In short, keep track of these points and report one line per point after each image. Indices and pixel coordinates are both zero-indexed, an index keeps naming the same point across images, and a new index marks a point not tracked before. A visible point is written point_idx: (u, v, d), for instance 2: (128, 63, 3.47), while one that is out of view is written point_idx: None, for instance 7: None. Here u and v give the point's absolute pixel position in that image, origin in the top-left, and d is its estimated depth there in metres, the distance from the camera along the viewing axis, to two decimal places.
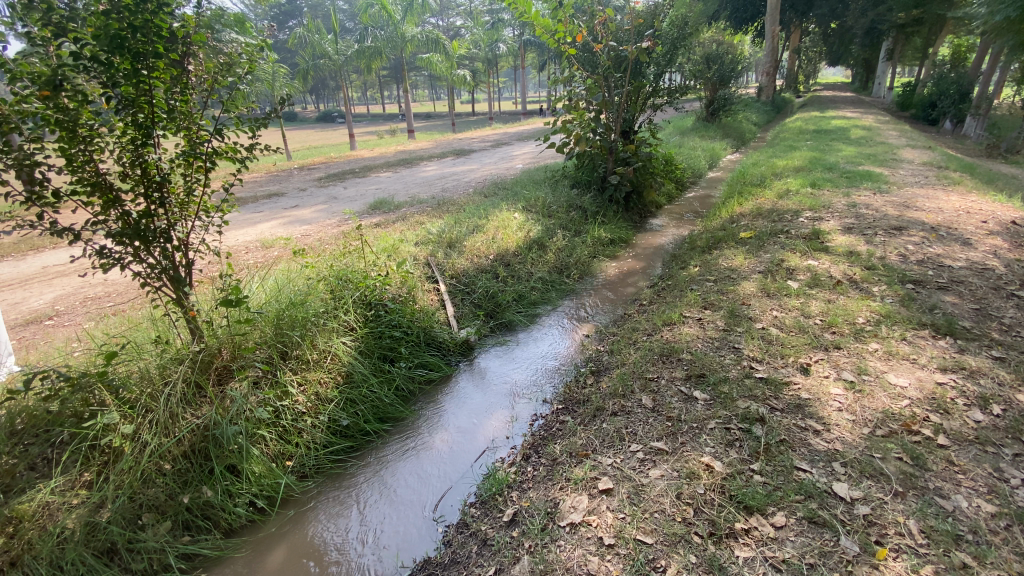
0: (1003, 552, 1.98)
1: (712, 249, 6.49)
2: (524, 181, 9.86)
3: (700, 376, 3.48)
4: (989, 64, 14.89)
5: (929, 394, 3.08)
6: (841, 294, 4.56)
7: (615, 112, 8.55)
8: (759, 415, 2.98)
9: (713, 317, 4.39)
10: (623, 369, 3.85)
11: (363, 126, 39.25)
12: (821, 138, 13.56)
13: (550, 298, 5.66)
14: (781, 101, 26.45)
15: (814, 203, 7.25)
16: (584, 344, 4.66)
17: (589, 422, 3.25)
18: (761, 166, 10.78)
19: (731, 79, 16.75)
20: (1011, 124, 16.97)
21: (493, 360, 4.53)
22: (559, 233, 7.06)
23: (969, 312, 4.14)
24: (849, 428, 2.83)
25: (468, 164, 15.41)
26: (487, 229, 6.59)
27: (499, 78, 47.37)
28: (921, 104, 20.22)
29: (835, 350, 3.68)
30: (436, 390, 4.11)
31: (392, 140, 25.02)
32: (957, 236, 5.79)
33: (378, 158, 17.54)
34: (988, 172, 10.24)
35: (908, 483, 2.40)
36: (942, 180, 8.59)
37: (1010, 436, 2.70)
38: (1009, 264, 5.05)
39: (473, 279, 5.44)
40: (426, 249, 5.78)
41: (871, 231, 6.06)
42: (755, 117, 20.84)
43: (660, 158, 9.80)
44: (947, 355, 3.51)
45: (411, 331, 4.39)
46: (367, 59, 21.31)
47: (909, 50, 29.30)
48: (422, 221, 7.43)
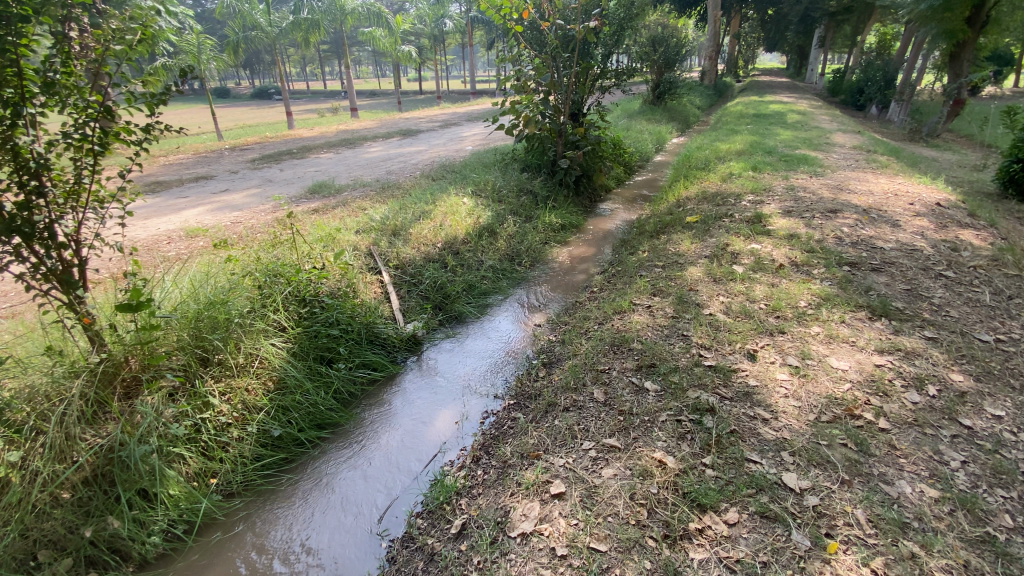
0: (949, 539, 2.06)
1: (661, 233, 6.51)
2: (472, 164, 9.56)
3: (650, 366, 3.43)
4: (911, 52, 15.83)
5: (868, 377, 3.18)
6: (784, 277, 4.65)
7: (563, 94, 8.39)
8: (709, 405, 2.95)
9: (663, 303, 4.36)
10: (574, 360, 3.75)
11: (301, 104, 37.16)
12: (760, 122, 13.99)
13: (500, 287, 5.49)
14: (722, 85, 27.19)
15: (756, 186, 7.42)
16: (535, 335, 4.54)
17: (540, 418, 3.13)
18: (705, 150, 10.97)
19: (676, 62, 16.97)
20: (930, 109, 18.19)
21: (443, 355, 4.33)
22: (510, 218, 6.88)
23: (900, 293, 4.33)
24: (795, 415, 2.86)
25: (414, 145, 14.84)
26: (433, 215, 6.30)
27: (446, 56, 46.08)
28: (850, 90, 21.32)
29: (779, 335, 3.73)
30: (380, 390, 3.87)
31: (333, 119, 23.79)
32: (887, 218, 6.06)
33: (317, 138, 16.57)
34: (910, 155, 10.90)
35: (854, 470, 2.44)
36: (871, 163, 9.04)
37: (945, 417, 2.84)
38: (934, 244, 5.34)
39: (418, 269, 5.18)
40: (367, 237, 5.44)
41: (810, 214, 6.25)
42: (698, 100, 21.26)
43: (608, 140, 9.75)
44: (884, 337, 3.64)
45: (351, 327, 4.11)
46: (304, 32, 20.05)
47: (838, 38, 30.81)
48: (364, 207, 7.02)
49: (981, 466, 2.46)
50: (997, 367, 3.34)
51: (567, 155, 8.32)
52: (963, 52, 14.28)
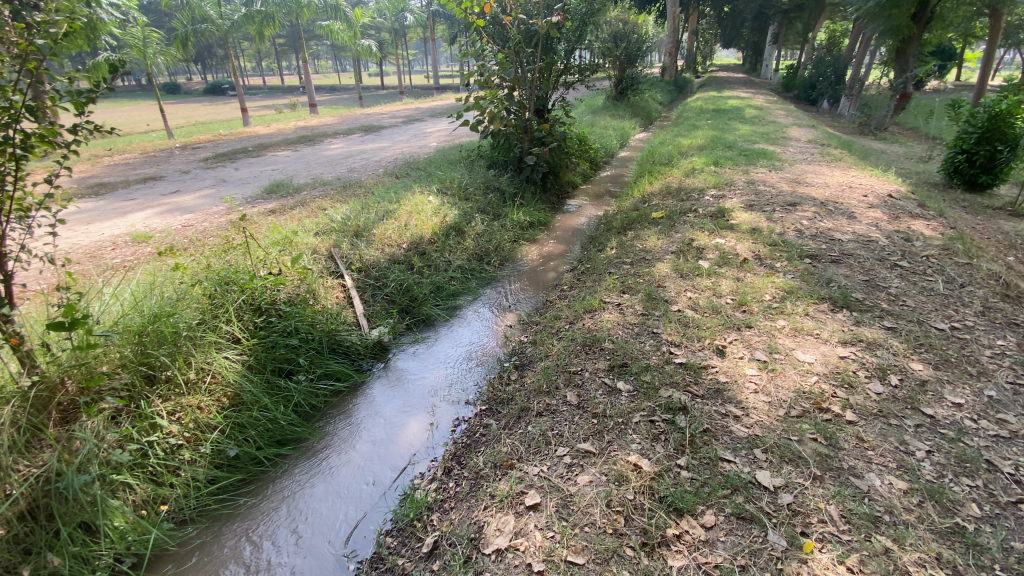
0: (920, 532, 2.11)
1: (628, 229, 6.52)
2: (437, 161, 9.36)
3: (622, 366, 3.39)
4: (860, 48, 16.47)
5: (833, 369, 3.24)
6: (749, 271, 4.72)
7: (528, 90, 8.30)
8: (681, 404, 2.93)
9: (632, 301, 4.35)
10: (546, 362, 3.68)
11: (257, 100, 35.82)
12: (720, 117, 14.27)
13: (469, 287, 5.37)
14: (682, 81, 27.70)
15: (718, 181, 7.55)
16: (505, 336, 4.45)
17: (513, 425, 3.05)
18: (668, 145, 11.10)
19: (638, 58, 17.13)
20: (877, 104, 19.01)
21: (411, 360, 4.19)
22: (477, 217, 6.75)
23: (860, 284, 4.46)
24: (766, 411, 2.87)
25: (376, 142, 14.47)
26: (397, 214, 6.11)
27: (407, 51, 45.28)
28: (803, 85, 22.05)
29: (747, 329, 3.76)
30: (345, 401, 3.71)
31: (291, 116, 22.98)
32: (843, 210, 6.25)
33: (274, 135, 15.95)
34: (861, 148, 11.34)
35: (825, 465, 2.47)
36: (826, 156, 9.34)
37: (908, 407, 2.93)
38: (888, 235, 5.53)
39: (382, 271, 5.01)
40: (328, 240, 5.22)
41: (771, 207, 6.38)
42: (660, 96, 21.55)
43: (574, 136, 9.73)
44: (847, 328, 3.73)
45: (312, 336, 3.92)
46: (258, 25, 19.25)
47: (791, 35, 31.83)
48: (324, 208, 6.75)
49: (945, 456, 2.56)
50: (954, 355, 3.47)
51: (534, 151, 8.24)
52: (908, 47, 14.92)
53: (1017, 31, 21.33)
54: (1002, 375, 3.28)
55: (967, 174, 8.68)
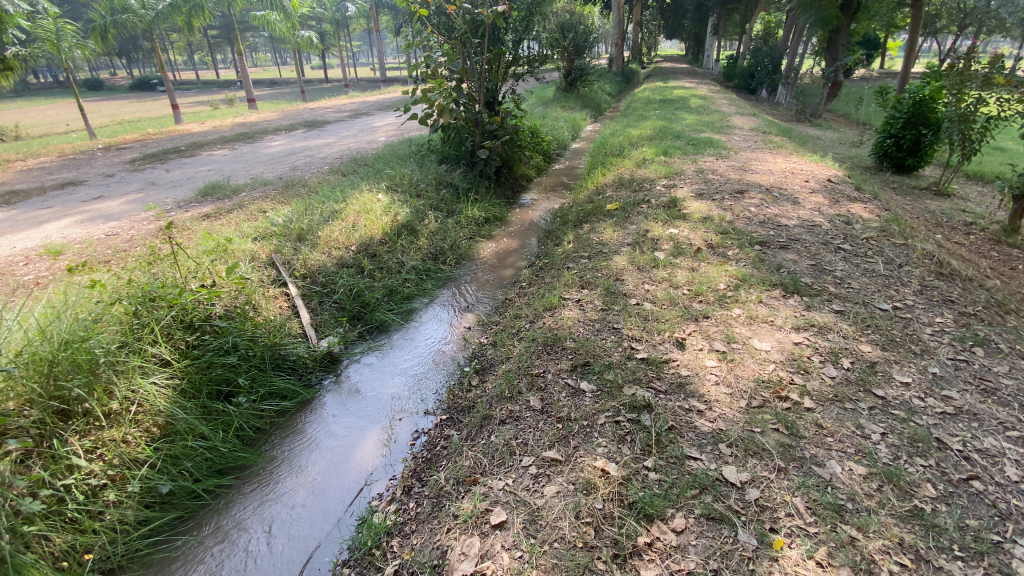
0: (881, 517, 2.13)
1: (584, 223, 6.47)
2: (386, 157, 9.01)
3: (585, 365, 3.30)
4: (794, 38, 17.15)
5: (789, 356, 3.28)
6: (703, 261, 4.75)
7: (476, 82, 8.11)
8: (646, 402, 2.87)
9: (591, 296, 4.29)
10: (508, 365, 3.56)
11: (190, 96, 33.74)
12: (667, 107, 14.52)
13: (424, 289, 5.17)
14: (629, 71, 28.12)
15: (669, 170, 7.63)
16: (464, 339, 4.29)
17: (475, 435, 2.91)
18: (619, 136, 11.17)
19: (585, 49, 17.18)
20: (812, 92, 19.91)
21: (365, 371, 3.99)
22: (430, 214, 6.53)
23: (808, 268, 4.57)
24: (728, 403, 2.85)
25: (320, 138, 13.84)
26: (345, 214, 5.81)
27: (351, 43, 43.77)
28: (743, 75, 22.83)
29: (704, 320, 3.76)
30: (294, 421, 3.46)
31: (227, 112, 21.70)
32: (788, 196, 6.44)
33: (209, 133, 14.98)
34: (800, 135, 11.80)
35: (788, 456, 2.47)
36: (768, 143, 9.64)
37: (861, 390, 3.00)
38: (831, 219, 5.73)
39: (329, 277, 4.73)
40: (268, 246, 4.88)
41: (720, 196, 6.49)
42: (609, 87, 21.75)
43: (526, 129, 9.62)
44: (799, 314, 3.80)
45: (253, 352, 3.64)
46: (186, 16, 18.02)
47: (730, 26, 32.88)
48: (264, 210, 6.33)
49: (899, 436, 2.62)
50: (899, 335, 3.60)
51: (485, 145, 8.06)
52: (837, 37, 16.04)
53: (932, 21, 22.85)
54: (943, 352, 3.42)
55: (896, 158, 9.18)
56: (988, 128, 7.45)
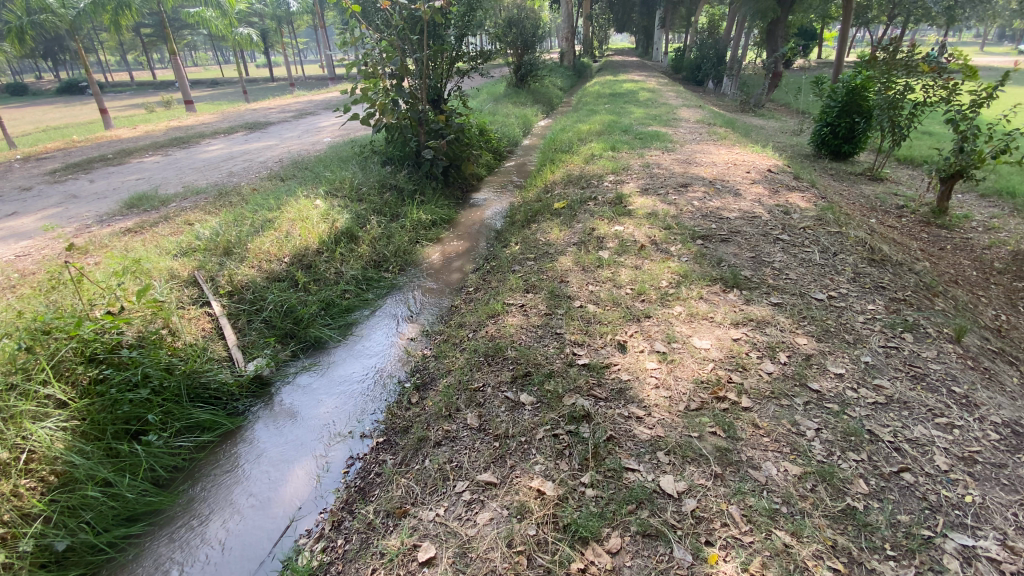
0: (814, 520, 2.13)
1: (532, 222, 6.37)
2: (328, 160, 8.64)
3: (526, 376, 3.17)
4: (736, 30, 17.58)
5: (728, 353, 3.27)
6: (646, 258, 4.73)
7: (417, 79, 7.86)
8: (585, 411, 2.78)
9: (535, 300, 4.18)
10: (448, 379, 3.40)
11: (121, 99, 31.69)
12: (616, 101, 14.61)
13: (365, 300, 4.94)
14: (581, 65, 28.25)
15: (615, 166, 7.63)
16: (406, 352, 4.11)
17: (408, 459, 2.75)
18: (568, 131, 11.13)
19: (534, 44, 17.10)
20: (755, 83, 20.55)
21: (301, 393, 3.76)
22: (372, 219, 6.28)
23: (747, 261, 4.62)
24: (666, 407, 2.81)
25: (262, 140, 13.21)
26: (278, 224, 5.49)
27: (295, 40, 42.16)
28: (690, 67, 23.31)
29: (646, 320, 3.72)
30: (216, 456, 3.22)
31: (163, 116, 20.46)
32: (730, 188, 6.54)
33: (140, 138, 14.05)
34: (743, 125, 12.09)
35: (724, 460, 2.43)
36: (712, 135, 9.80)
37: (797, 384, 3.02)
38: (770, 210, 5.84)
39: (258, 293, 4.45)
40: (190, 262, 4.55)
41: (665, 190, 6.52)
42: (560, 82, 21.74)
43: (473, 126, 9.43)
44: (738, 308, 3.82)
45: (167, 384, 3.35)
46: (112, 14, 16.86)
47: (676, 19, 33.55)
48: (192, 223, 5.92)
49: (833, 431, 2.64)
50: (834, 325, 3.66)
51: (430, 145, 7.81)
52: (775, 29, 16.65)
53: (864, 12, 24.00)
54: (874, 340, 3.50)
55: (832, 145, 9.52)
56: (914, 114, 7.78)
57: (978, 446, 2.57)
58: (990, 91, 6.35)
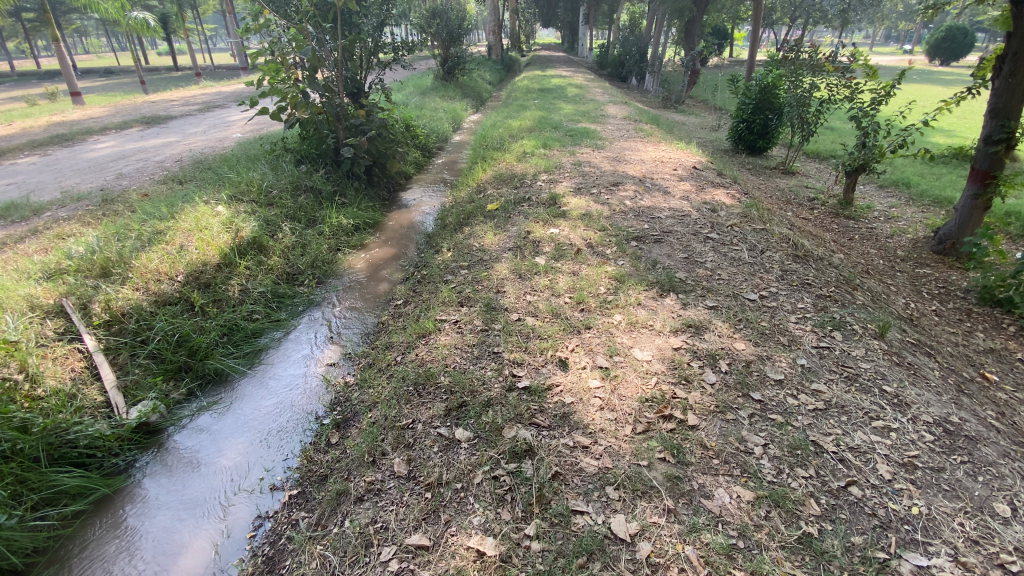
0: (772, 553, 2.01)
1: (463, 225, 6.03)
2: (234, 159, 7.78)
3: (461, 407, 2.84)
4: (657, 27, 18.03)
5: (670, 365, 3.14)
6: (582, 263, 4.56)
7: (333, 71, 7.22)
8: (527, 445, 2.51)
9: (469, 315, 3.86)
10: (372, 414, 3.02)
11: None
12: (545, 97, 14.48)
13: (276, 322, 4.43)
14: (509, 59, 28.04)
15: (547, 164, 7.44)
16: (325, 380, 3.68)
17: (325, 520, 2.37)
18: (498, 127, 10.86)
19: (460, 36, 16.61)
20: (675, 80, 21.32)
21: (200, 438, 3.24)
22: (284, 226, 5.67)
23: (681, 262, 4.58)
24: (613, 432, 2.60)
25: (161, 137, 11.81)
26: (170, 237, 4.79)
27: (199, 26, 38.67)
28: (615, 63, 23.79)
29: (587, 331, 3.52)
30: (88, 531, 2.63)
31: (39, 108, 17.81)
32: (659, 186, 6.54)
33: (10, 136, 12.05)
34: (667, 121, 12.39)
35: (676, 492, 2.27)
36: (640, 131, 9.89)
37: (739, 395, 2.93)
38: (699, 207, 5.88)
39: (143, 322, 3.81)
40: (56, 286, 3.80)
41: (597, 189, 6.42)
42: (488, 76, 21.37)
43: (398, 123, 8.91)
44: (676, 314, 3.72)
45: (20, 447, 2.69)
46: None
47: (600, 15, 34.18)
48: (63, 237, 5.03)
49: (779, 446, 2.56)
50: (768, 327, 3.64)
51: (350, 142, 7.20)
52: (692, 27, 17.32)
53: (770, 15, 25.58)
54: (807, 341, 3.51)
55: (750, 141, 9.92)
56: (822, 111, 8.21)
57: (916, 450, 2.59)
58: (888, 89, 6.71)
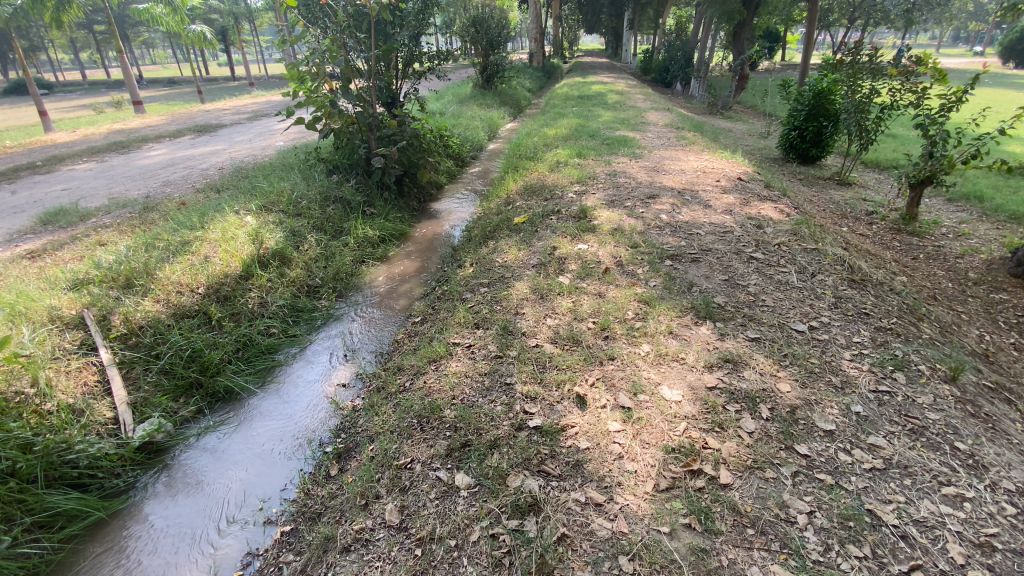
0: None
1: (488, 238, 5.82)
2: (270, 168, 7.90)
3: (464, 447, 2.63)
4: (704, 32, 17.39)
5: (703, 408, 2.79)
6: (610, 283, 4.25)
7: (366, 80, 7.20)
8: (532, 500, 2.27)
9: (485, 339, 3.63)
10: (374, 447, 2.84)
11: (63, 98, 29.59)
12: (584, 104, 14.18)
13: (293, 337, 4.36)
14: (551, 66, 27.86)
15: (581, 174, 7.16)
16: (334, 402, 3.52)
17: (310, 569, 2.20)
18: (534, 136, 10.64)
19: (500, 44, 16.51)
20: (722, 85, 20.54)
21: (206, 459, 3.15)
22: (310, 238, 5.63)
23: (721, 286, 4.20)
24: (631, 488, 2.31)
25: (210, 145, 12.24)
26: (197, 248, 4.81)
27: (255, 39, 40.49)
28: (659, 68, 23.17)
29: (610, 363, 3.21)
30: (78, 557, 2.55)
31: (107, 117, 18.89)
32: (699, 199, 6.13)
33: (74, 143, 12.72)
34: (711, 129, 11.82)
35: (701, 568, 1.95)
36: (681, 140, 9.43)
37: (781, 448, 2.56)
38: (742, 222, 5.45)
39: (158, 336, 3.79)
40: (80, 297, 3.85)
41: (632, 202, 6.08)
42: (528, 83, 21.23)
43: (431, 132, 8.83)
44: (711, 346, 3.36)
45: (20, 466, 2.63)
46: (53, 11, 14.50)
47: (645, 20, 33.51)
48: (100, 244, 5.16)
49: (828, 515, 2.19)
50: (818, 364, 3.23)
51: (381, 151, 7.14)
52: (741, 31, 16.57)
53: (826, 16, 24.32)
54: (864, 383, 3.07)
55: (801, 149, 9.28)
56: (882, 118, 7.55)
57: (996, 527, 2.15)
58: (959, 94, 6.05)
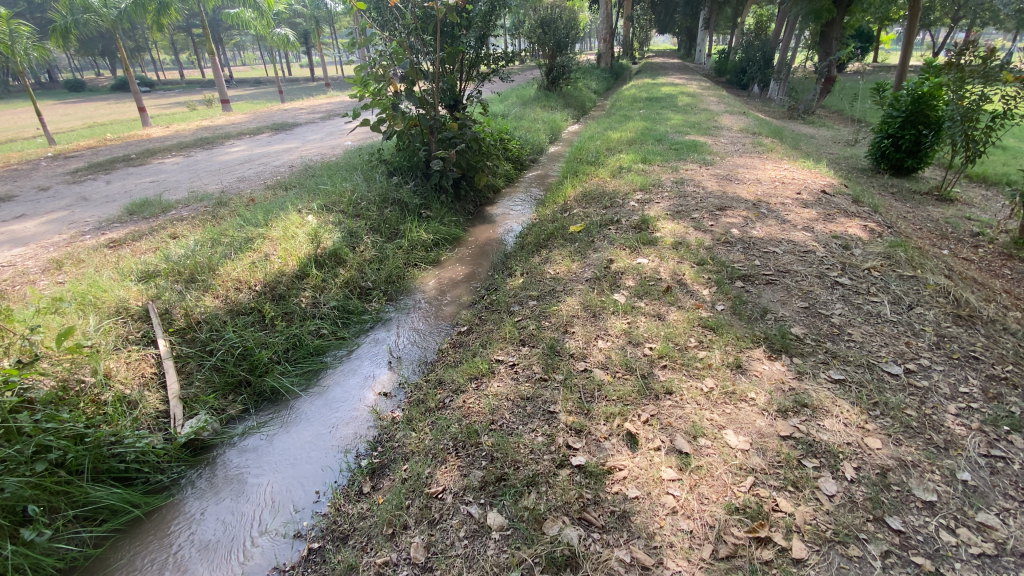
0: None
1: (542, 247, 5.61)
2: (334, 168, 8.09)
3: (500, 481, 2.46)
4: (788, 31, 16.24)
5: (773, 460, 2.45)
6: (671, 304, 3.91)
7: (429, 82, 7.18)
8: (569, 553, 2.06)
9: (531, 359, 3.43)
10: (407, 468, 2.72)
11: (164, 96, 32.22)
12: (653, 106, 13.63)
13: (341, 340, 4.35)
14: (620, 68, 27.18)
15: (644, 182, 6.78)
16: (374, 412, 3.43)
17: None
18: (596, 139, 10.30)
19: (568, 44, 16.22)
20: (804, 88, 19.19)
21: (247, 460, 3.16)
22: (365, 239, 5.65)
23: (799, 314, 3.75)
24: (684, 552, 2.04)
25: (285, 143, 12.83)
26: (257, 245, 4.94)
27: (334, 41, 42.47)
28: (736, 69, 21.97)
29: (666, 398, 2.91)
30: (114, 554, 2.59)
31: (198, 114, 20.36)
32: (776, 213, 5.61)
33: (167, 138, 13.77)
34: (791, 135, 10.95)
35: None
36: (758, 146, 8.78)
37: (869, 519, 2.17)
38: (826, 241, 4.90)
39: (214, 332, 3.88)
40: (147, 290, 4.02)
41: (699, 213, 5.66)
42: (594, 84, 20.81)
43: (491, 135, 8.73)
44: (785, 386, 2.98)
45: (68, 457, 2.72)
46: (154, 14, 15.68)
47: (722, 19, 31.99)
48: (174, 237, 5.42)
49: None
50: (915, 417, 2.76)
51: (440, 154, 7.11)
52: (830, 30, 15.34)
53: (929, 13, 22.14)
54: (974, 444, 2.59)
55: (894, 160, 8.37)
56: (994, 128, 6.63)
57: None
58: None
